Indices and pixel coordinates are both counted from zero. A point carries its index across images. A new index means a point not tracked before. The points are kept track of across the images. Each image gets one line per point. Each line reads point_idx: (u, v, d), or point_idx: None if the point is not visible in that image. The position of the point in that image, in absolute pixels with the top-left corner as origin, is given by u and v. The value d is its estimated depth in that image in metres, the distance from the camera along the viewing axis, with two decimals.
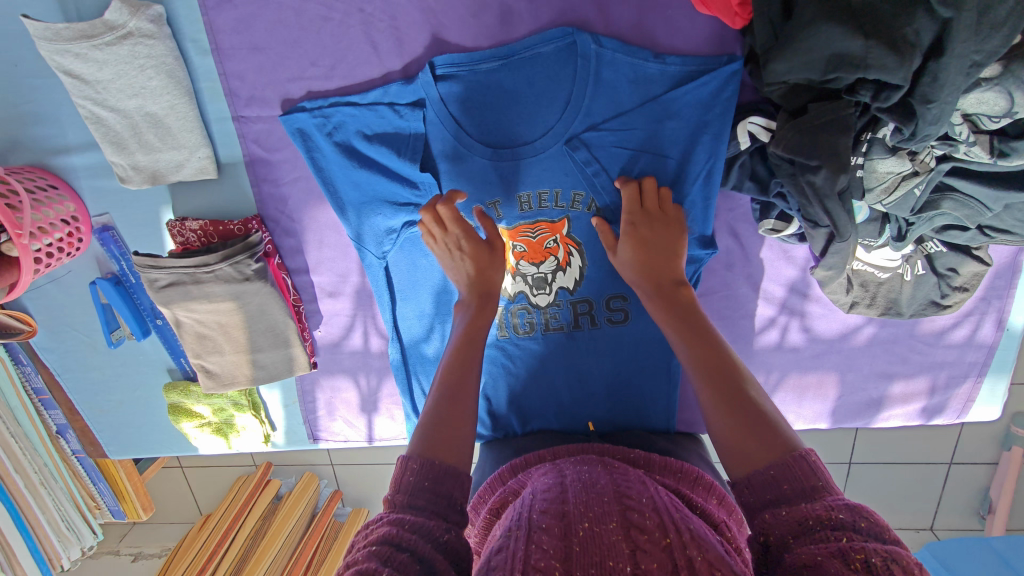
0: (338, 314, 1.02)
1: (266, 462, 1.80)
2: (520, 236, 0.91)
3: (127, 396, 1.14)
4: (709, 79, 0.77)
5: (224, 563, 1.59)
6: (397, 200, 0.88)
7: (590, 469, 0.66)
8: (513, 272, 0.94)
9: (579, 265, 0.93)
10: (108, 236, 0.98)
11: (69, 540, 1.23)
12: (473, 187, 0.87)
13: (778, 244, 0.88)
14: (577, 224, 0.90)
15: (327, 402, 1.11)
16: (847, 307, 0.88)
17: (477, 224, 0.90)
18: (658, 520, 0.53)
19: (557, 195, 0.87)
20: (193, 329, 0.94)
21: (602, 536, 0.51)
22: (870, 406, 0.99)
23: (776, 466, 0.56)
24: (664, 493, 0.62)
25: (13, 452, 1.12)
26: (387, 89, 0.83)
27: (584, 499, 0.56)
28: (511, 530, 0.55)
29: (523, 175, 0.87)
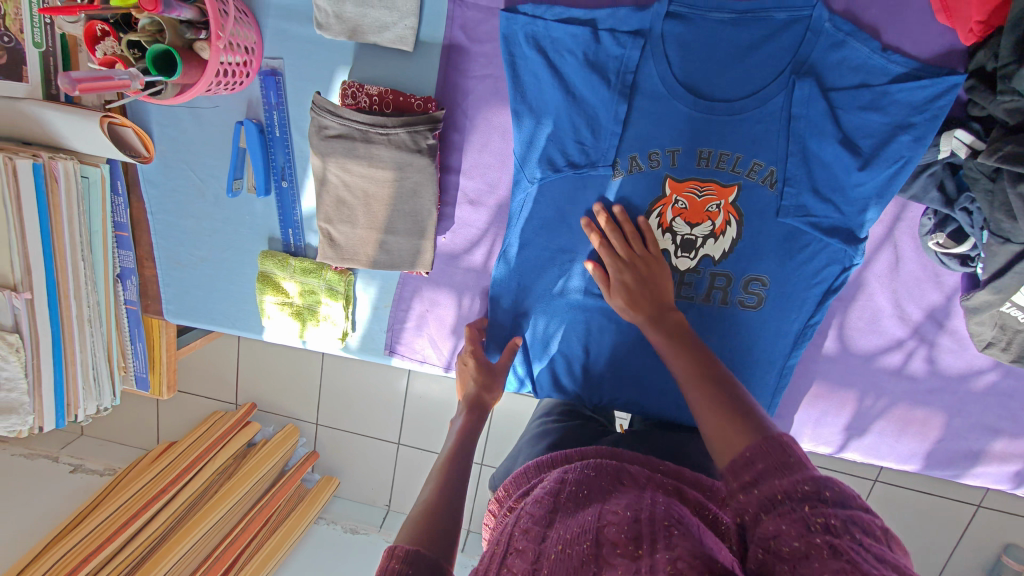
0: (469, 225, 0.99)
1: (250, 403, 1.70)
2: (685, 191, 0.91)
3: (214, 255, 1.08)
4: (930, 84, 0.80)
5: (186, 491, 1.45)
6: (585, 122, 0.90)
7: (596, 474, 0.66)
8: (664, 227, 0.94)
9: (733, 236, 0.92)
10: (272, 82, 0.95)
11: (91, 393, 1.12)
12: (661, 129, 0.89)
13: (931, 265, 0.90)
14: (747, 195, 0.90)
15: (420, 314, 1.06)
16: (982, 345, 0.89)
17: (650, 172, 0.91)
18: (632, 529, 0.54)
19: (738, 160, 0.89)
20: (335, 192, 0.90)
21: (569, 556, 0.52)
22: (968, 458, 0.98)
23: (751, 449, 0.53)
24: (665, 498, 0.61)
25: (78, 276, 1.04)
26: (615, 12, 0.85)
27: (569, 524, 0.57)
28: (494, 547, 0.58)
29: (710, 132, 0.88)
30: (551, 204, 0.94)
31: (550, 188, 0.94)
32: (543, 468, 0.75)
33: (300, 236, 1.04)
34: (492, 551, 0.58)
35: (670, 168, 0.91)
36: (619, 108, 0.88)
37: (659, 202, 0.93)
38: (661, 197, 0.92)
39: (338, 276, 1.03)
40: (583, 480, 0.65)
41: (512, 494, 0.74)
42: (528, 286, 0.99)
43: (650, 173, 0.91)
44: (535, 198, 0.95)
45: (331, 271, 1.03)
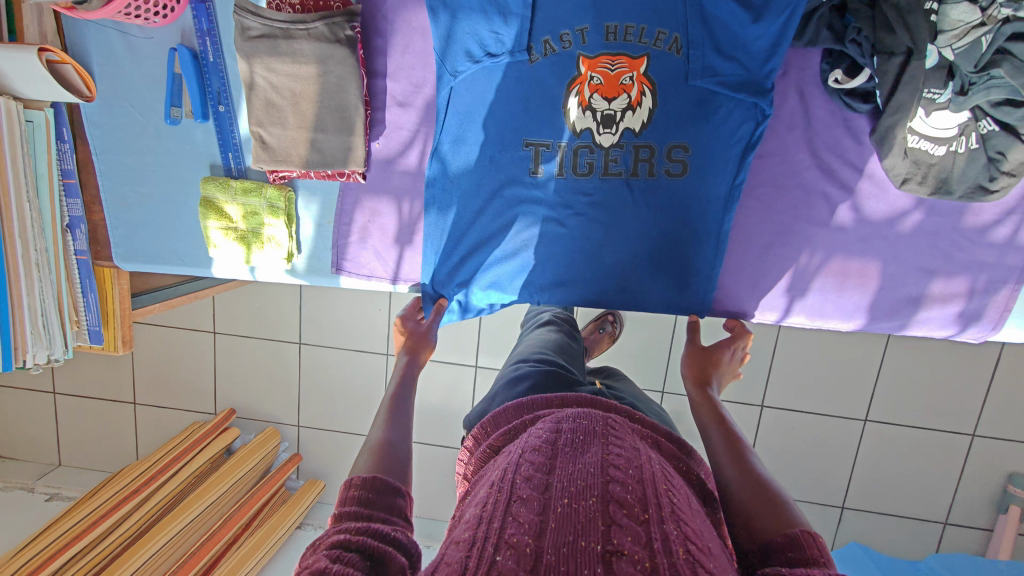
0: (401, 127, 1.03)
1: None
2: (599, 67, 0.96)
3: (160, 190, 1.11)
4: None
5: None
6: (495, 8, 0.94)
7: (588, 425, 0.70)
8: (584, 105, 0.98)
9: (649, 106, 0.96)
10: (202, 8, 1.01)
11: (40, 340, 1.11)
12: (567, 9, 0.95)
13: (839, 111, 0.93)
14: (657, 63, 0.95)
15: (363, 226, 1.08)
16: (899, 182, 0.92)
17: (562, 52, 0.96)
18: (638, 494, 0.58)
19: (642, 31, 0.94)
20: (264, 95, 0.94)
21: (576, 512, 0.55)
22: (909, 305, 0.99)
23: (786, 536, 0.62)
24: (655, 459, 0.67)
25: (24, 217, 1.06)
26: None
27: (571, 473, 0.61)
28: (493, 492, 0.59)
29: (612, 8, 0.94)
30: (475, 95, 0.99)
31: (473, 80, 0.99)
32: (526, 409, 0.83)
33: (240, 159, 1.07)
34: (492, 495, 0.59)
35: (581, 46, 0.96)
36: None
37: (575, 82, 0.97)
38: (577, 76, 0.97)
39: (278, 192, 1.06)
40: (576, 430, 0.69)
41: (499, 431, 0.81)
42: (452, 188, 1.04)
43: (563, 54, 0.96)
44: (459, 93, 0.99)
45: (272, 188, 1.06)
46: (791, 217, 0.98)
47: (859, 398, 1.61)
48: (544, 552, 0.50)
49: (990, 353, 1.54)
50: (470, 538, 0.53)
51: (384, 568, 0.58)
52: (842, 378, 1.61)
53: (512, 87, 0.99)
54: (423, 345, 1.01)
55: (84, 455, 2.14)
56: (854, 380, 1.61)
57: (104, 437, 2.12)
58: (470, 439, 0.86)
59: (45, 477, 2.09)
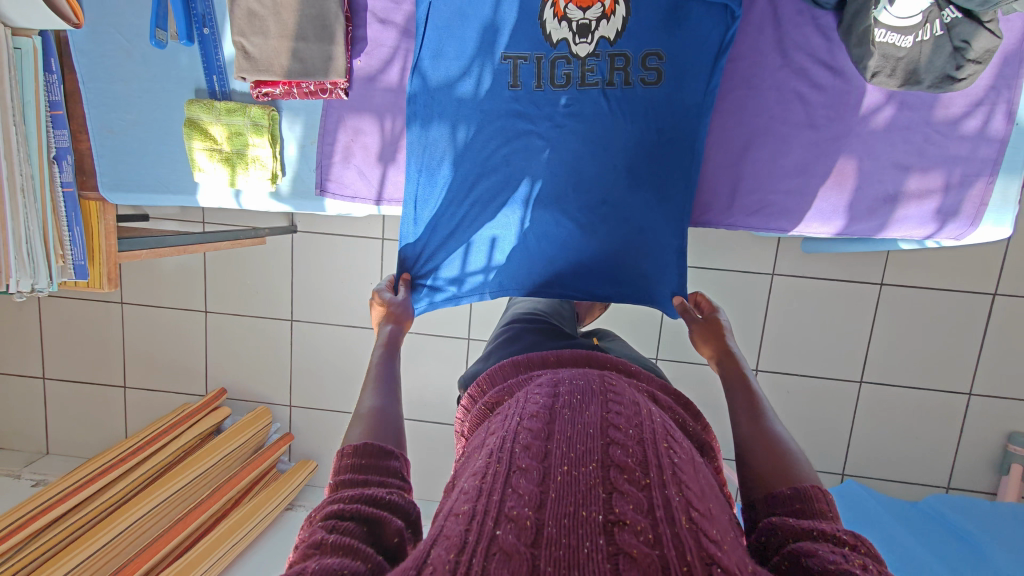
0: (381, 45, 1.05)
1: (220, 390, 2.02)
2: None
3: (145, 116, 1.12)
4: None
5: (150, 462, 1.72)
6: None
7: (585, 385, 0.68)
8: (560, 16, 1.00)
9: (622, 14, 0.99)
10: None
11: (24, 267, 1.12)
12: None
13: (806, 9, 0.96)
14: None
15: (346, 146, 1.09)
16: (869, 75, 0.94)
17: None
18: (640, 458, 0.55)
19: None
20: (246, 6, 0.97)
21: (577, 479, 0.53)
22: (887, 203, 1.00)
23: (793, 488, 0.59)
24: (656, 415, 0.65)
25: (9, 140, 1.07)
26: None
27: (570, 438, 0.58)
28: (491, 463, 0.56)
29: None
30: (452, 11, 1.02)
31: None
32: (521, 368, 0.79)
33: (224, 83, 1.10)
34: (490, 466, 0.56)
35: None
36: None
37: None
38: None
39: (261, 111, 1.07)
40: (573, 391, 0.67)
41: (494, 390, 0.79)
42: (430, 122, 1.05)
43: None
44: (437, 8, 1.02)
45: (255, 107, 1.07)
46: (765, 119, 1.00)
47: (851, 345, 1.60)
48: (545, 523, 0.49)
49: (982, 302, 1.53)
50: (470, 511, 0.51)
51: (381, 531, 0.56)
52: (835, 333, 1.60)
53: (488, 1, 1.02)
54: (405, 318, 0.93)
55: (72, 441, 2.11)
56: (848, 334, 1.60)
57: (92, 421, 2.09)
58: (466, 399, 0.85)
59: (32, 465, 2.06)
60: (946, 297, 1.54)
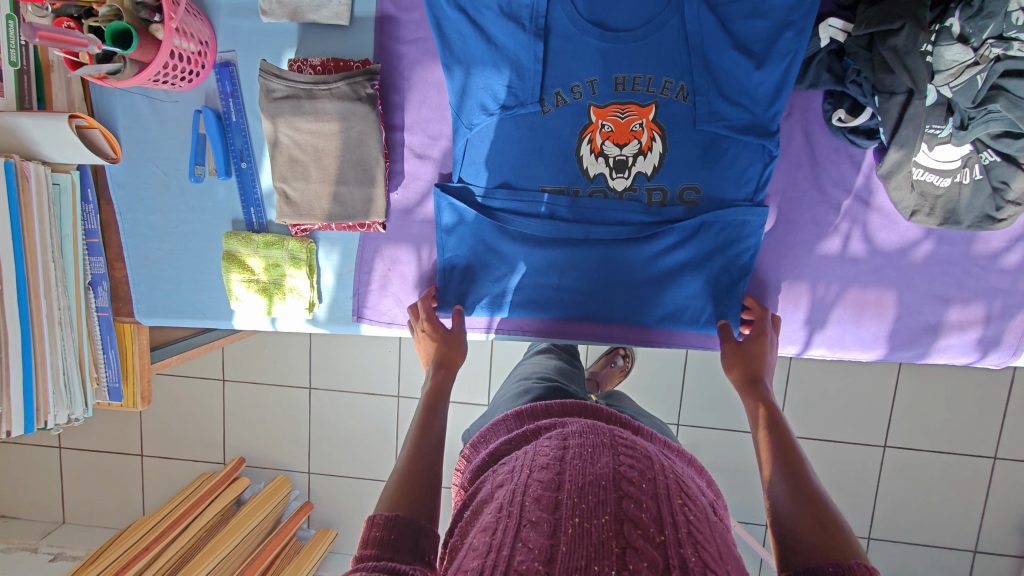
0: (418, 178, 1.06)
1: (239, 459, 2.00)
2: (609, 115, 0.98)
3: (183, 246, 1.13)
4: None
5: (174, 547, 1.72)
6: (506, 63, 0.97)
7: (595, 438, 0.68)
8: (596, 152, 1.00)
9: (660, 151, 0.98)
10: (226, 72, 1.05)
11: (61, 398, 1.11)
12: (578, 63, 0.97)
13: (844, 148, 0.97)
14: (665, 111, 0.97)
15: (383, 274, 1.10)
16: (908, 214, 0.95)
17: (571, 103, 0.99)
18: (655, 516, 0.57)
19: (650, 81, 0.96)
20: (287, 151, 0.98)
21: (590, 532, 0.54)
22: (928, 332, 1.00)
23: (835, 564, 0.57)
24: (668, 470, 0.66)
25: (49, 277, 1.07)
26: None
27: (581, 485, 0.59)
28: (503, 516, 0.58)
29: (619, 60, 0.97)
30: (486, 147, 1.01)
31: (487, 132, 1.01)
32: (523, 419, 0.84)
33: (262, 214, 1.10)
34: (500, 520, 0.58)
35: (592, 97, 0.98)
36: (536, 48, 0.96)
37: (587, 130, 1.00)
38: (588, 125, 0.99)
39: (299, 244, 1.08)
40: (584, 444, 0.67)
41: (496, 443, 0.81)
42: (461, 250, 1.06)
43: (575, 104, 0.99)
44: (474, 144, 1.02)
45: (293, 240, 1.07)
46: (803, 252, 1.00)
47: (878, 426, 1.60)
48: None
49: (1005, 372, 1.54)
50: (480, 566, 0.52)
51: None
52: (860, 404, 1.59)
53: (523, 138, 1.01)
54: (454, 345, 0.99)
55: (90, 510, 2.08)
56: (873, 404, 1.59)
57: (110, 491, 2.07)
58: (468, 450, 0.87)
59: (49, 536, 2.02)
60: (969, 369, 1.55)
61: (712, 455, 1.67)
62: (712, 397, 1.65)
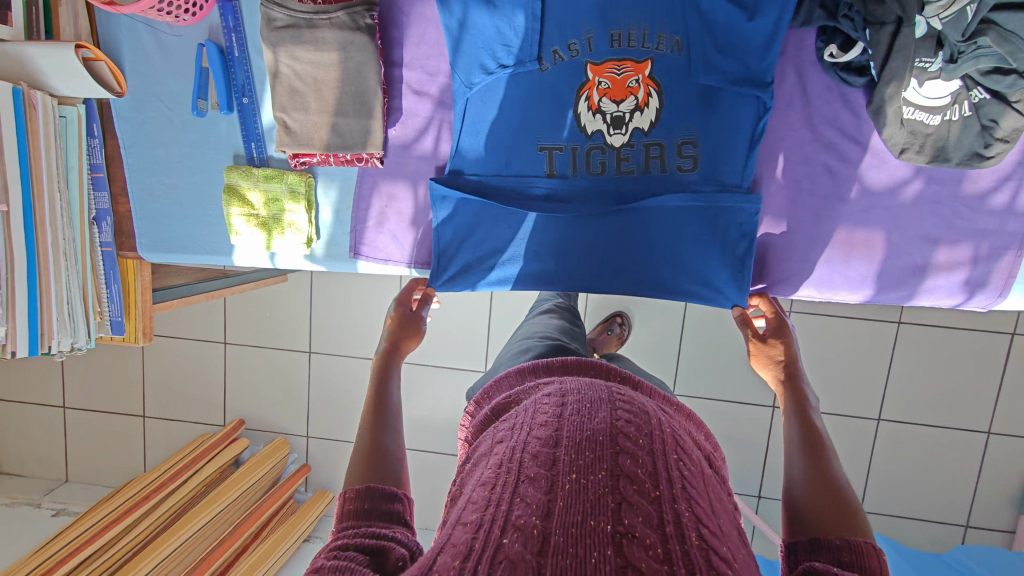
0: (416, 114, 1.08)
1: (239, 421, 2.03)
2: (606, 72, 0.98)
3: (185, 182, 1.16)
4: None
5: (172, 499, 1.76)
6: (502, 15, 0.98)
7: (593, 395, 0.70)
8: (594, 109, 1.00)
9: (656, 106, 0.98)
10: (229, 7, 1.07)
11: (65, 328, 1.14)
12: (574, 18, 0.98)
13: (836, 86, 0.98)
14: (661, 65, 0.97)
15: (380, 211, 1.12)
16: (898, 151, 0.95)
17: (567, 58, 0.99)
18: (650, 471, 0.58)
19: (645, 36, 0.97)
20: (288, 82, 1.00)
21: (587, 488, 0.55)
22: (915, 273, 1.01)
23: (844, 539, 0.58)
24: (666, 424, 0.67)
25: (54, 206, 1.09)
26: None
27: (580, 443, 0.60)
28: (502, 472, 0.59)
29: (615, 15, 0.97)
30: (484, 105, 1.02)
31: (485, 91, 1.02)
32: (525, 375, 0.86)
33: (262, 149, 1.12)
34: (499, 476, 0.59)
35: (588, 54, 0.98)
36: (533, 5, 0.97)
37: (584, 88, 0.99)
38: (585, 82, 0.99)
39: (298, 178, 1.10)
40: (583, 401, 0.68)
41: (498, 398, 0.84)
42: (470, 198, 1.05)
43: (571, 61, 0.99)
44: (471, 102, 1.03)
45: (292, 174, 1.09)
46: (794, 191, 1.02)
47: (871, 391, 1.60)
48: (553, 533, 0.51)
49: (1000, 337, 1.54)
50: (478, 521, 0.53)
51: (384, 560, 0.59)
52: (855, 369, 1.60)
53: (521, 95, 1.01)
54: (411, 330, 0.95)
55: (91, 467, 2.11)
56: (868, 370, 1.60)
57: (112, 450, 2.10)
58: (472, 406, 0.90)
59: (53, 492, 2.06)
60: (966, 334, 1.55)
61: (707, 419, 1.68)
62: (707, 362, 1.66)
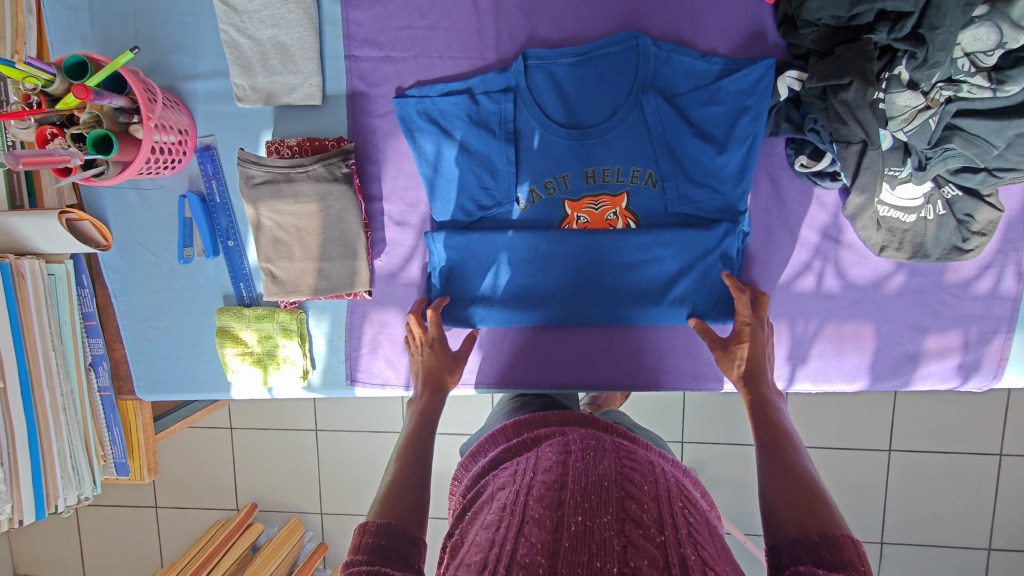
0: (399, 244, 1.09)
1: (251, 504, 1.98)
2: (584, 208, 1.01)
3: (178, 323, 1.16)
4: (749, 72, 0.93)
5: None
6: (479, 160, 1.01)
7: (596, 444, 0.69)
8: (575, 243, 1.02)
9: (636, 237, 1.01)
10: (208, 156, 1.09)
11: (70, 481, 1.14)
12: (549, 160, 1.00)
13: (810, 190, 0.99)
14: (637, 198, 1.00)
15: (373, 337, 1.13)
16: (877, 250, 0.96)
17: (546, 197, 1.02)
18: (657, 515, 0.58)
19: (619, 171, 0.99)
20: (271, 233, 1.01)
21: (593, 530, 0.55)
22: (908, 362, 1.01)
23: (823, 535, 0.61)
24: (668, 473, 0.69)
25: (51, 366, 1.10)
26: (485, 77, 1.00)
27: (583, 485, 0.60)
28: (505, 514, 0.59)
29: (589, 154, 0.99)
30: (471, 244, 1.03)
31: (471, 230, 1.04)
32: (520, 429, 0.84)
33: (251, 287, 1.13)
34: (503, 518, 0.58)
35: (565, 191, 1.01)
36: (507, 152, 0.99)
37: (564, 223, 1.03)
38: (564, 217, 1.02)
39: (290, 315, 1.11)
40: (585, 450, 0.68)
41: (494, 451, 0.81)
42: (471, 249, 1.04)
43: (549, 200, 1.02)
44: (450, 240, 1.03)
45: (283, 312, 1.10)
46: (780, 290, 1.02)
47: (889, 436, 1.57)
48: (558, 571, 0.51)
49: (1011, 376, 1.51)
50: (483, 561, 0.54)
51: None
52: (867, 411, 1.56)
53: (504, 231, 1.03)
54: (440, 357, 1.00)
55: (108, 566, 2.08)
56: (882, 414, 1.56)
57: (124, 546, 2.06)
58: (465, 460, 0.87)
59: None
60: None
61: (725, 469, 1.62)
62: (716, 411, 1.59)
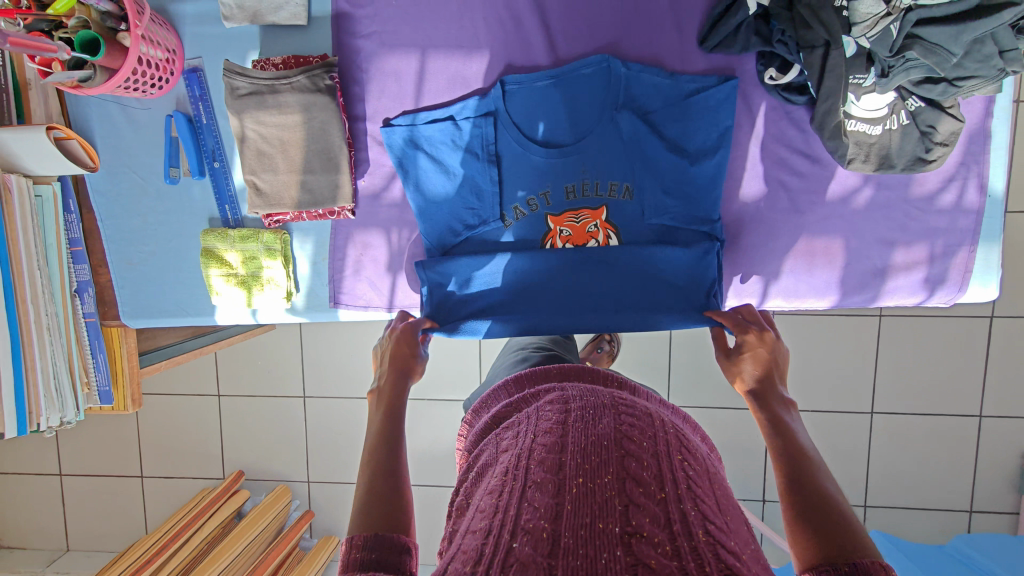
0: (383, 164, 1.11)
1: (238, 471, 1.92)
2: (566, 222, 1.02)
3: (164, 247, 1.18)
4: (715, 92, 0.97)
5: (175, 560, 1.64)
6: (463, 179, 1.03)
7: (595, 401, 0.65)
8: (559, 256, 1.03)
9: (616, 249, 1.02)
10: (195, 77, 1.11)
11: (53, 403, 1.14)
12: (529, 179, 1.02)
13: (780, 105, 1.03)
14: (617, 210, 1.02)
15: (356, 259, 1.15)
16: (845, 161, 0.99)
17: (528, 211, 1.03)
18: (658, 473, 0.54)
19: (597, 185, 1.01)
20: (254, 145, 1.04)
21: (594, 491, 0.52)
22: (876, 276, 1.04)
23: (847, 557, 0.53)
24: (668, 423, 0.64)
25: (37, 284, 1.11)
26: (465, 103, 1.03)
27: (583, 446, 0.57)
28: (506, 480, 0.56)
29: (568, 171, 1.01)
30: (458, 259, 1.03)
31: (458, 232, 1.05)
32: (523, 384, 0.80)
33: (237, 210, 1.15)
34: (506, 483, 0.56)
35: (547, 207, 1.03)
36: (490, 171, 1.02)
37: (548, 237, 1.04)
38: (547, 232, 1.03)
39: (274, 236, 1.12)
40: (585, 407, 0.64)
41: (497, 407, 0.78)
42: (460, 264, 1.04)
43: (532, 216, 1.03)
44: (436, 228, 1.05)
45: (267, 232, 1.12)
46: (752, 206, 1.05)
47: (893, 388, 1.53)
48: (562, 535, 0.49)
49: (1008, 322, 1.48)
50: (487, 527, 0.51)
51: None
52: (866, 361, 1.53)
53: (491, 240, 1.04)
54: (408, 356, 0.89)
55: (93, 537, 2.00)
56: (876, 366, 1.53)
57: (106, 516, 1.99)
58: (470, 415, 0.84)
59: (55, 564, 1.96)
60: (967, 319, 1.48)
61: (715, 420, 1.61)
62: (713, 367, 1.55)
